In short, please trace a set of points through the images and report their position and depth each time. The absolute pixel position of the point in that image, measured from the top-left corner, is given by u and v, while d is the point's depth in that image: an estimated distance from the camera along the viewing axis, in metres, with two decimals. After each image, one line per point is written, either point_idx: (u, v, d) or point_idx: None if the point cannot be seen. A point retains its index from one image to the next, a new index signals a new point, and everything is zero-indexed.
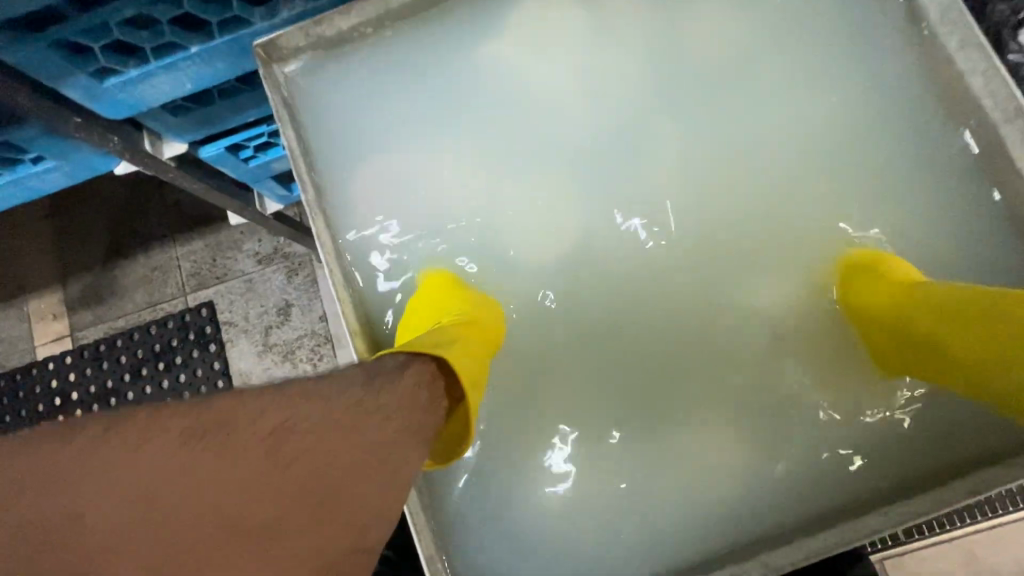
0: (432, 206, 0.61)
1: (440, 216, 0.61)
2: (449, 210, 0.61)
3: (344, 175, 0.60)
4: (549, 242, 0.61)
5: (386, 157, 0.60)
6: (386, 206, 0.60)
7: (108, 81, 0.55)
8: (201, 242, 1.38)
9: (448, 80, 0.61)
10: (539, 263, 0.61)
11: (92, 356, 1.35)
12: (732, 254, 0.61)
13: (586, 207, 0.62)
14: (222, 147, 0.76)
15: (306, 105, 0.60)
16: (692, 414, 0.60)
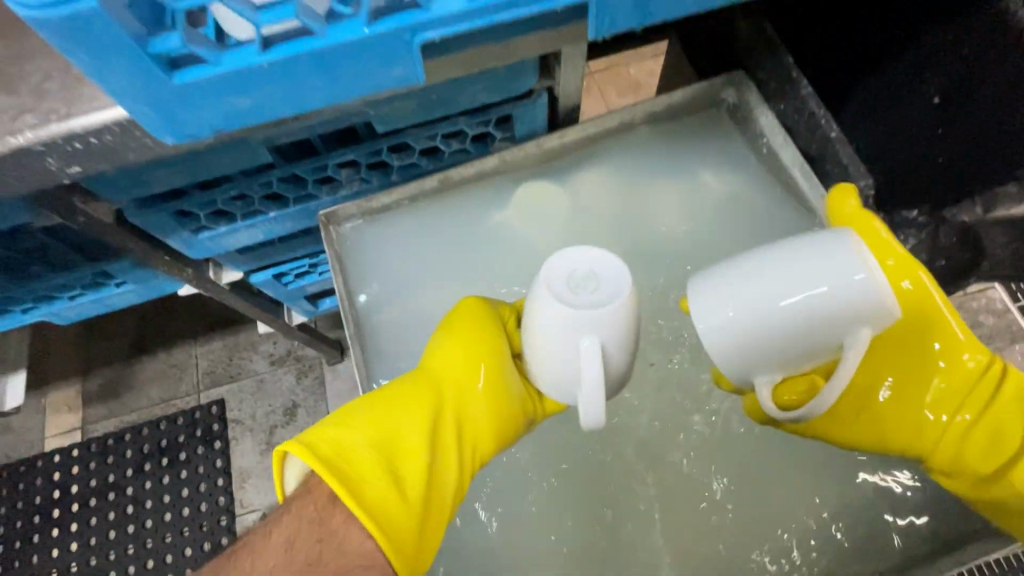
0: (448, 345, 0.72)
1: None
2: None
3: (377, 320, 0.72)
4: None
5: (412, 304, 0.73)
6: (411, 342, 0.72)
7: (202, 234, 0.71)
8: (220, 342, 1.49)
9: (465, 242, 0.75)
10: None
11: (98, 450, 1.41)
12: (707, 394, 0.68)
13: None
14: (269, 274, 0.91)
15: (353, 263, 0.73)
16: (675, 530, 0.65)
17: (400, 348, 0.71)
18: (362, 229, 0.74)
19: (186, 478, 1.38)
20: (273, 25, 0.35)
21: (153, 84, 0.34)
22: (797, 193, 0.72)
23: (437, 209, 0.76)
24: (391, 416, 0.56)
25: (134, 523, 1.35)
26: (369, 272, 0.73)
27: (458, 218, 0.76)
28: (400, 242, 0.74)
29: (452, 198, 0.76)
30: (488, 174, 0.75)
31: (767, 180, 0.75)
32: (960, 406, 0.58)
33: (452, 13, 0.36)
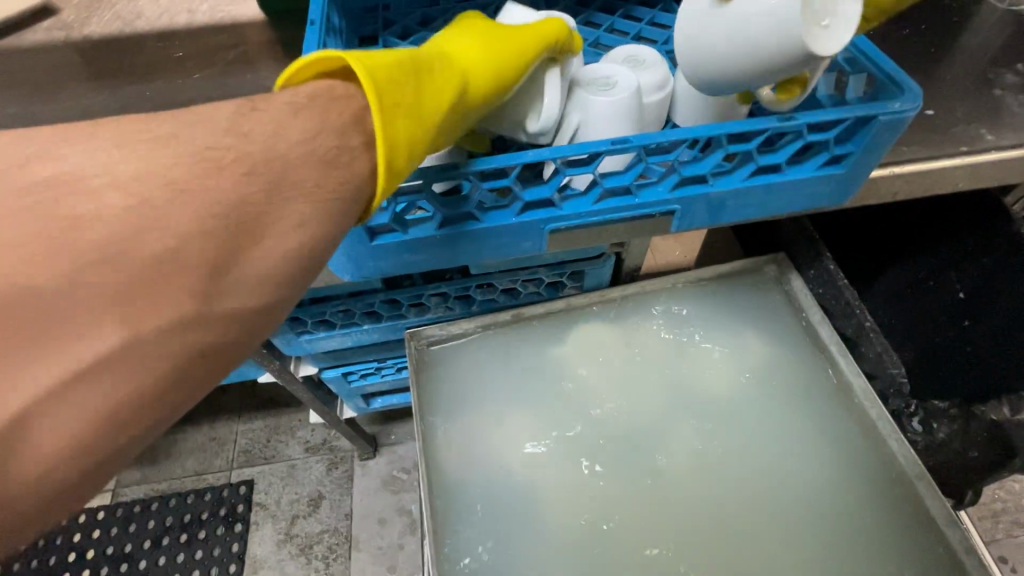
0: (495, 463, 0.77)
1: (510, 481, 0.76)
2: (517, 475, 0.76)
3: (442, 436, 0.78)
4: (578, 503, 0.74)
5: (473, 423, 0.80)
6: (470, 467, 0.76)
7: (302, 336, 0.81)
8: (262, 423, 1.56)
9: (527, 374, 0.83)
10: (569, 515, 0.73)
11: (123, 516, 1.43)
12: (736, 538, 0.71)
13: (612, 479, 0.76)
14: (340, 371, 1.00)
15: (431, 385, 0.81)
16: None
17: (459, 472, 0.76)
18: (437, 347, 0.84)
19: (198, 559, 1.36)
20: (451, 213, 0.49)
21: (359, 245, 0.49)
22: (833, 365, 0.80)
23: (505, 340, 0.85)
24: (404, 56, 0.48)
25: None
26: (439, 396, 0.81)
27: (517, 347, 0.85)
28: (470, 365, 0.83)
29: (521, 334, 0.86)
30: (554, 314, 0.86)
31: (806, 349, 0.82)
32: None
33: (575, 212, 0.50)
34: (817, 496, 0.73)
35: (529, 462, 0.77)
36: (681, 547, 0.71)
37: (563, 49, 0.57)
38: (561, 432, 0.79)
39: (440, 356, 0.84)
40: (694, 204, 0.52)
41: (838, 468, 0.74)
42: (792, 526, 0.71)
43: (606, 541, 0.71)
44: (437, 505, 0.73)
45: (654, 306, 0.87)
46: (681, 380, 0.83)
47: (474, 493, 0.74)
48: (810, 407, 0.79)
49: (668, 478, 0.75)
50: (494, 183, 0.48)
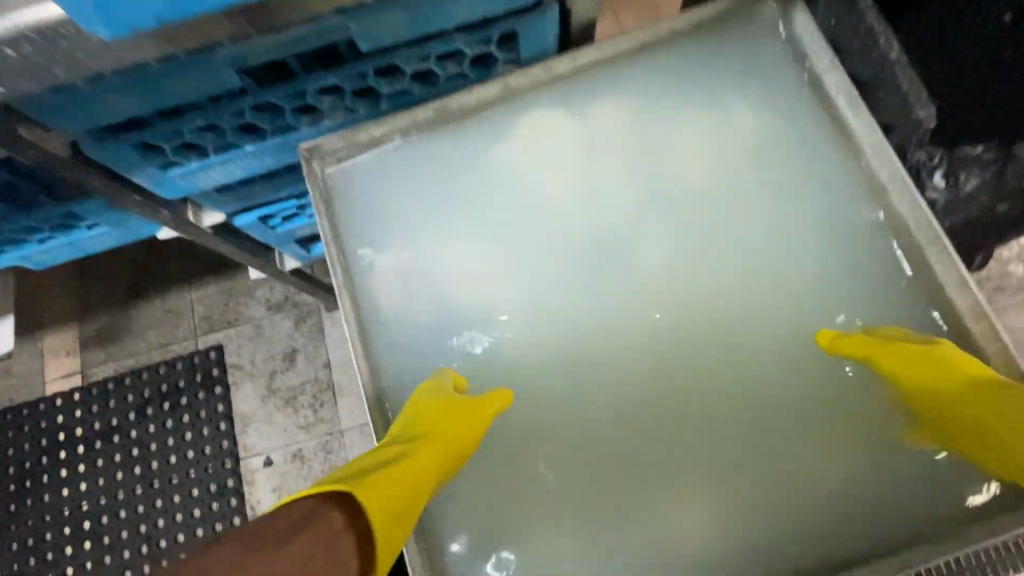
0: (439, 294, 0.66)
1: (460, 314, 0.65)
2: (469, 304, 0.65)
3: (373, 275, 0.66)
4: (539, 325, 0.65)
5: (407, 255, 0.66)
6: (410, 298, 0.65)
7: (172, 171, 0.64)
8: (215, 288, 1.46)
9: (467, 186, 0.68)
10: (529, 341, 0.65)
11: (100, 394, 1.40)
12: (717, 337, 0.64)
13: (579, 294, 0.66)
14: (256, 216, 0.84)
15: (348, 214, 0.67)
16: (671, 471, 0.61)
17: (399, 306, 0.65)
18: (347, 162, 0.67)
19: (189, 421, 1.37)
20: None
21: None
22: (839, 127, 0.64)
23: (436, 146, 0.68)
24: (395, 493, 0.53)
25: (139, 465, 1.34)
26: (361, 227, 0.67)
27: (451, 155, 0.68)
28: (395, 183, 0.67)
29: (455, 136, 0.68)
30: (490, 104, 0.67)
31: (804, 113, 0.66)
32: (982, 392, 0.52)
33: None
34: (808, 283, 0.64)
35: (479, 290, 0.66)
36: (651, 355, 0.64)
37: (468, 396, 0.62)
38: (515, 250, 0.67)
39: (354, 177, 0.67)
40: None
41: (837, 248, 0.64)
42: (776, 318, 0.63)
43: (571, 362, 0.64)
44: (376, 348, 0.64)
45: (618, 80, 0.69)
46: (657, 168, 0.68)
47: (418, 333, 0.65)
48: (804, 186, 0.65)
49: (638, 286, 0.65)
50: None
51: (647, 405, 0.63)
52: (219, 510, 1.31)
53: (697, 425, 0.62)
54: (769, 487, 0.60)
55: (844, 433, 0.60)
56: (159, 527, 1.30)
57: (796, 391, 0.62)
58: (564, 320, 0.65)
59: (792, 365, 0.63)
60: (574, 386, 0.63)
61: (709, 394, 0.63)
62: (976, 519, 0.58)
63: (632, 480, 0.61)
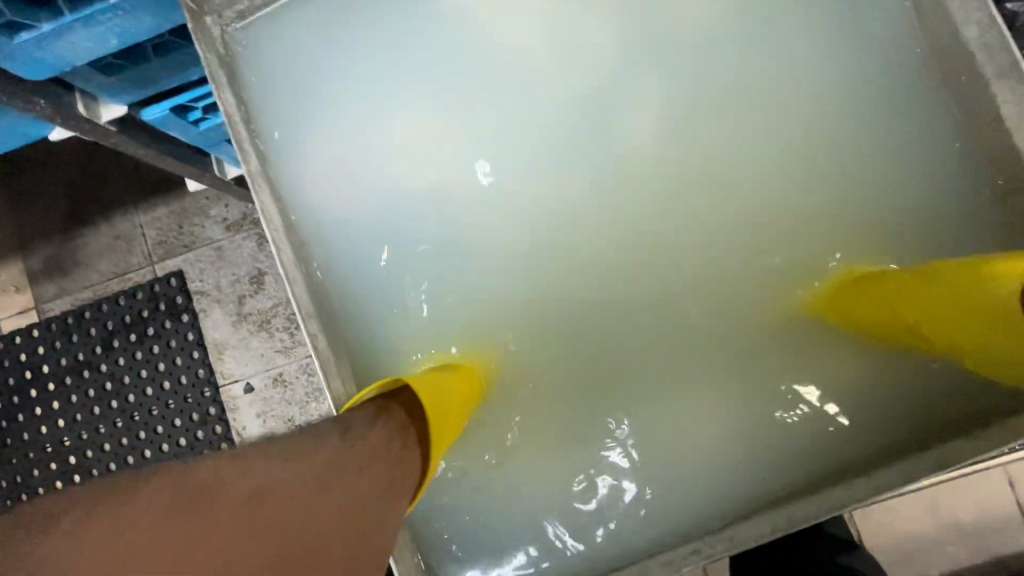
0: (371, 175, 0.67)
1: (389, 180, 0.67)
2: (398, 172, 0.67)
3: (298, 152, 0.66)
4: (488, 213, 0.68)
5: (337, 135, 0.67)
6: (332, 166, 0.67)
7: (19, 37, 0.50)
8: (165, 209, 1.32)
9: (388, 52, 0.67)
10: (477, 230, 0.68)
11: (59, 329, 1.31)
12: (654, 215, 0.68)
13: (530, 182, 0.68)
14: (168, 108, 0.69)
15: (268, 90, 0.66)
16: (622, 354, 0.68)
17: (322, 173, 0.67)
18: (262, 37, 0.67)
19: (159, 352, 1.29)
20: None
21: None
22: None
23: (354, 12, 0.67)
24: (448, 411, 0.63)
25: (116, 398, 1.29)
26: (279, 105, 0.66)
27: (385, 36, 0.67)
28: (324, 62, 0.67)
29: (380, 6, 0.67)
30: None
31: None
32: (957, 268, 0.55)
33: None
34: (733, 139, 0.68)
35: (423, 174, 0.68)
36: (581, 207, 0.68)
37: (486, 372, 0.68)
38: (440, 116, 0.68)
39: (272, 48, 0.67)
40: None
41: None
42: (695, 168, 0.68)
43: (503, 220, 0.68)
44: (311, 233, 0.65)
45: None
46: (600, 48, 0.68)
47: (355, 220, 0.67)
48: (741, 45, 0.68)
49: (573, 144, 0.68)
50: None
51: (579, 255, 0.68)
52: (204, 438, 1.27)
53: (644, 306, 0.68)
54: (711, 362, 0.67)
55: (743, 269, 0.68)
56: (146, 458, 1.27)
57: (726, 270, 0.68)
58: (514, 210, 0.68)
59: (717, 232, 0.68)
60: (503, 241, 0.68)
61: (628, 240, 0.68)
62: (906, 374, 0.63)
63: (580, 349, 0.68)
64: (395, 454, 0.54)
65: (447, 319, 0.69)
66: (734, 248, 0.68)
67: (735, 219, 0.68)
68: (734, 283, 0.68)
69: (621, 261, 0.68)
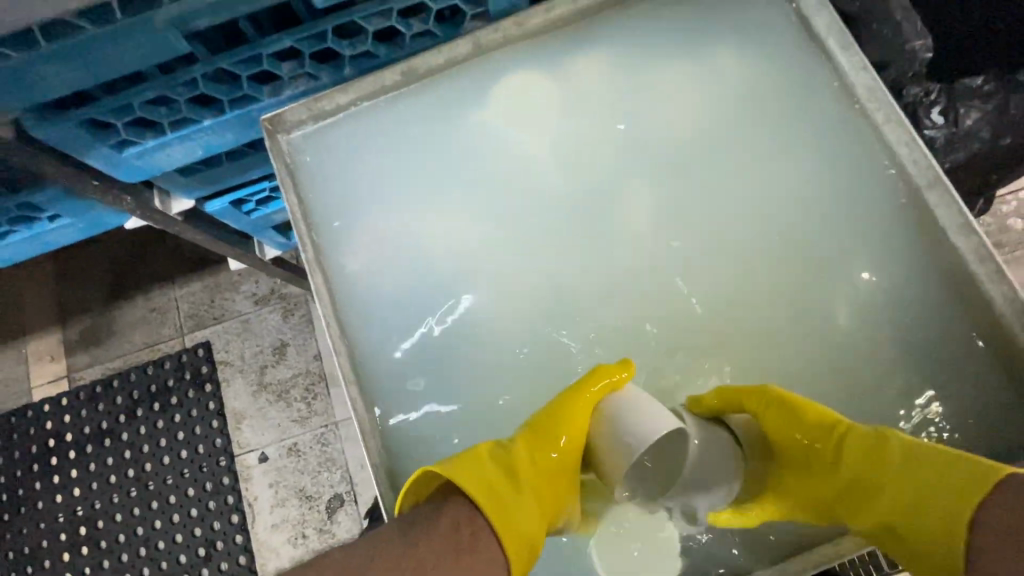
0: (424, 278, 0.63)
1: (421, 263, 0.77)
2: (443, 265, 0.63)
3: (343, 255, 0.63)
4: None
5: (387, 237, 0.63)
6: (376, 256, 0.63)
7: (127, 151, 0.60)
8: (200, 284, 1.42)
9: (446, 148, 0.64)
10: None
11: (87, 397, 1.37)
12: None
13: None
14: (226, 201, 0.81)
15: (321, 196, 0.64)
16: None
17: (372, 277, 0.63)
18: (317, 138, 0.64)
19: (180, 421, 1.34)
20: None
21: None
22: (828, 69, 0.61)
23: (423, 103, 0.64)
24: (508, 483, 0.54)
25: (133, 467, 1.32)
26: (328, 204, 0.63)
27: (441, 139, 0.64)
28: (381, 168, 0.64)
29: (436, 108, 0.64)
30: (459, 65, 0.64)
31: (789, 54, 0.63)
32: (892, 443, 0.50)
33: None
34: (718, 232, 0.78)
35: (477, 273, 0.63)
36: None
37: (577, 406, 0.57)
38: (471, 198, 0.64)
39: (329, 153, 0.64)
40: None
41: (841, 206, 0.60)
42: (738, 248, 0.61)
43: None
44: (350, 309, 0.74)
45: (619, 29, 0.65)
46: None
47: (413, 326, 0.62)
48: None
49: (599, 221, 0.63)
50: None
51: None
52: (216, 509, 1.29)
53: None
54: None
55: (800, 361, 0.59)
56: (156, 529, 1.28)
57: None
58: None
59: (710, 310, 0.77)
60: (519, 328, 0.62)
61: (666, 329, 0.60)
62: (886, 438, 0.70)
63: None
64: (462, 553, 0.49)
65: (454, 410, 0.61)
66: (810, 319, 0.59)
67: (785, 302, 0.59)
68: (797, 376, 0.59)
69: (669, 352, 0.61)
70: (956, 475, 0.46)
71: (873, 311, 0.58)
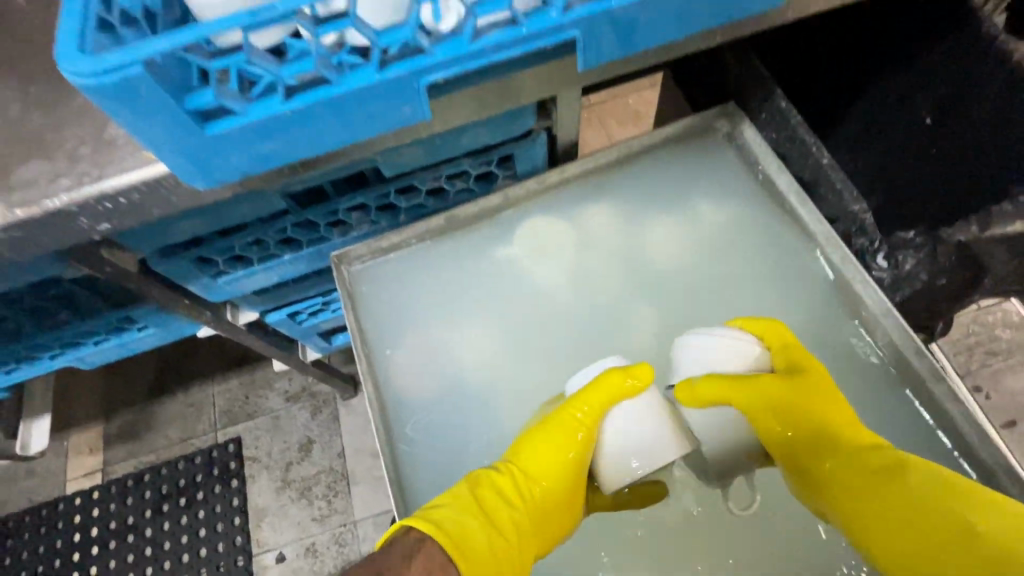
0: (459, 390, 0.72)
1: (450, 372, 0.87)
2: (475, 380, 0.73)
3: (391, 371, 0.73)
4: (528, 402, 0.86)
5: (428, 354, 0.74)
6: (422, 370, 0.73)
7: (220, 279, 0.74)
8: (237, 381, 1.52)
9: (479, 280, 0.77)
10: None
11: (118, 491, 1.42)
12: None
13: None
14: (285, 313, 0.93)
15: (374, 320, 0.75)
16: None
17: (414, 389, 0.72)
18: (371, 271, 0.77)
19: (203, 517, 1.38)
20: (295, 78, 0.39)
21: (185, 133, 0.38)
22: (796, 216, 0.74)
23: (460, 244, 0.78)
24: (492, 512, 0.58)
25: (152, 564, 1.35)
26: (381, 326, 0.75)
27: (476, 273, 0.77)
28: (425, 297, 0.76)
29: (471, 248, 0.78)
30: (491, 211, 0.78)
31: (762, 203, 0.77)
32: (933, 477, 0.51)
33: (450, 61, 0.40)
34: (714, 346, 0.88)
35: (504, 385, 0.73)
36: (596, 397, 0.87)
37: (586, 414, 0.60)
38: (500, 320, 0.76)
39: (382, 284, 0.77)
40: (594, 25, 0.41)
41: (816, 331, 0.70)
42: None
43: None
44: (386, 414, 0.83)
45: (620, 183, 0.80)
46: None
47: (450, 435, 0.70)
48: None
49: (609, 345, 0.74)
50: (332, 29, 0.36)
51: None
52: None
53: None
54: None
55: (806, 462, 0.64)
56: None
57: None
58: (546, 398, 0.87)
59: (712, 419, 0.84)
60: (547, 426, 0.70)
61: None
62: None
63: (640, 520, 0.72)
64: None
65: None
66: None
67: None
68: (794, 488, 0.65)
69: None
70: (990, 543, 0.47)
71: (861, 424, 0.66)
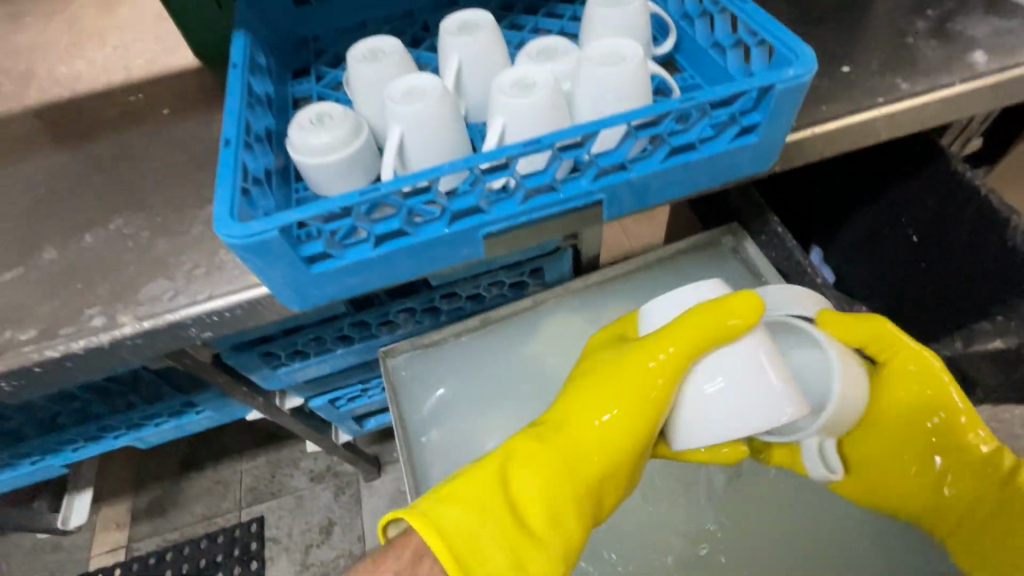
0: None
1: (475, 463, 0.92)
2: None
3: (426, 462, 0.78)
4: None
5: (461, 446, 0.80)
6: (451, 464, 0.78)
7: (278, 370, 0.83)
8: (264, 459, 1.57)
9: (508, 376, 0.84)
10: None
11: (139, 570, 1.43)
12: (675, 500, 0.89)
13: None
14: (326, 399, 1.01)
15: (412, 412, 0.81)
16: None
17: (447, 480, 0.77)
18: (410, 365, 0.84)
19: None
20: (383, 231, 0.50)
21: (299, 274, 0.48)
22: None
23: (490, 341, 0.86)
24: (500, 483, 0.57)
25: None
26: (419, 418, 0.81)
27: (505, 369, 0.85)
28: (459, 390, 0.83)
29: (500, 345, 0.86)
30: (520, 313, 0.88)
31: None
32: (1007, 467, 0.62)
33: (504, 217, 0.51)
34: None
35: None
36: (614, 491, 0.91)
37: (673, 353, 0.58)
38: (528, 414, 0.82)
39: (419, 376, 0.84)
40: (617, 191, 0.52)
41: None
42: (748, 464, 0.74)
43: None
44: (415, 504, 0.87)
45: (634, 288, 0.89)
46: None
47: None
48: None
49: None
50: (420, 199, 0.49)
51: None
52: None
53: None
54: None
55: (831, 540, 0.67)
56: None
57: None
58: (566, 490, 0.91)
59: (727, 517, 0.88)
60: None
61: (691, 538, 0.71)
62: None
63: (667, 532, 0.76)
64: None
65: None
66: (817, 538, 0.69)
67: (790, 521, 0.71)
68: None
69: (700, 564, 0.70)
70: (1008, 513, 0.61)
71: (870, 530, 0.69)
